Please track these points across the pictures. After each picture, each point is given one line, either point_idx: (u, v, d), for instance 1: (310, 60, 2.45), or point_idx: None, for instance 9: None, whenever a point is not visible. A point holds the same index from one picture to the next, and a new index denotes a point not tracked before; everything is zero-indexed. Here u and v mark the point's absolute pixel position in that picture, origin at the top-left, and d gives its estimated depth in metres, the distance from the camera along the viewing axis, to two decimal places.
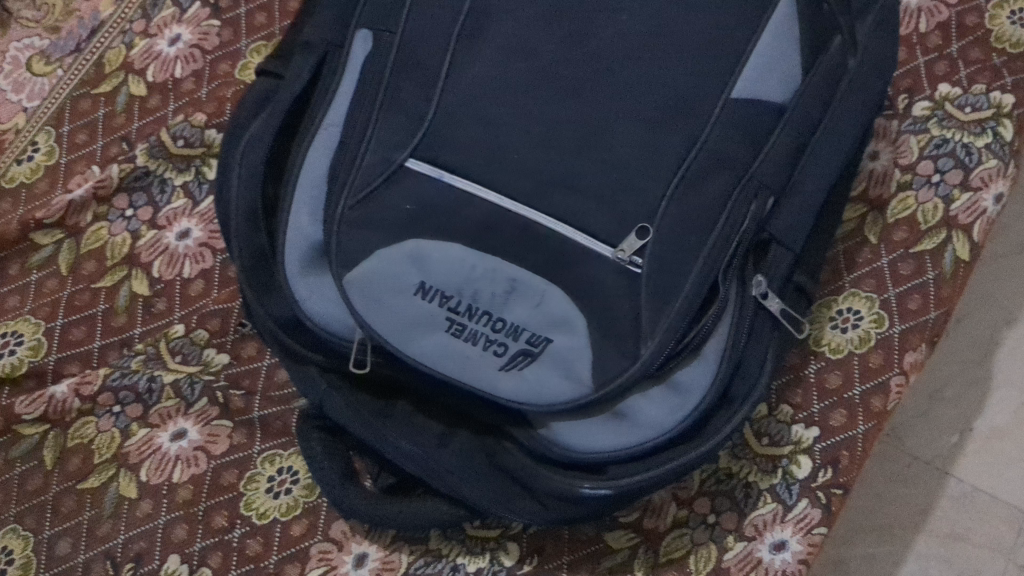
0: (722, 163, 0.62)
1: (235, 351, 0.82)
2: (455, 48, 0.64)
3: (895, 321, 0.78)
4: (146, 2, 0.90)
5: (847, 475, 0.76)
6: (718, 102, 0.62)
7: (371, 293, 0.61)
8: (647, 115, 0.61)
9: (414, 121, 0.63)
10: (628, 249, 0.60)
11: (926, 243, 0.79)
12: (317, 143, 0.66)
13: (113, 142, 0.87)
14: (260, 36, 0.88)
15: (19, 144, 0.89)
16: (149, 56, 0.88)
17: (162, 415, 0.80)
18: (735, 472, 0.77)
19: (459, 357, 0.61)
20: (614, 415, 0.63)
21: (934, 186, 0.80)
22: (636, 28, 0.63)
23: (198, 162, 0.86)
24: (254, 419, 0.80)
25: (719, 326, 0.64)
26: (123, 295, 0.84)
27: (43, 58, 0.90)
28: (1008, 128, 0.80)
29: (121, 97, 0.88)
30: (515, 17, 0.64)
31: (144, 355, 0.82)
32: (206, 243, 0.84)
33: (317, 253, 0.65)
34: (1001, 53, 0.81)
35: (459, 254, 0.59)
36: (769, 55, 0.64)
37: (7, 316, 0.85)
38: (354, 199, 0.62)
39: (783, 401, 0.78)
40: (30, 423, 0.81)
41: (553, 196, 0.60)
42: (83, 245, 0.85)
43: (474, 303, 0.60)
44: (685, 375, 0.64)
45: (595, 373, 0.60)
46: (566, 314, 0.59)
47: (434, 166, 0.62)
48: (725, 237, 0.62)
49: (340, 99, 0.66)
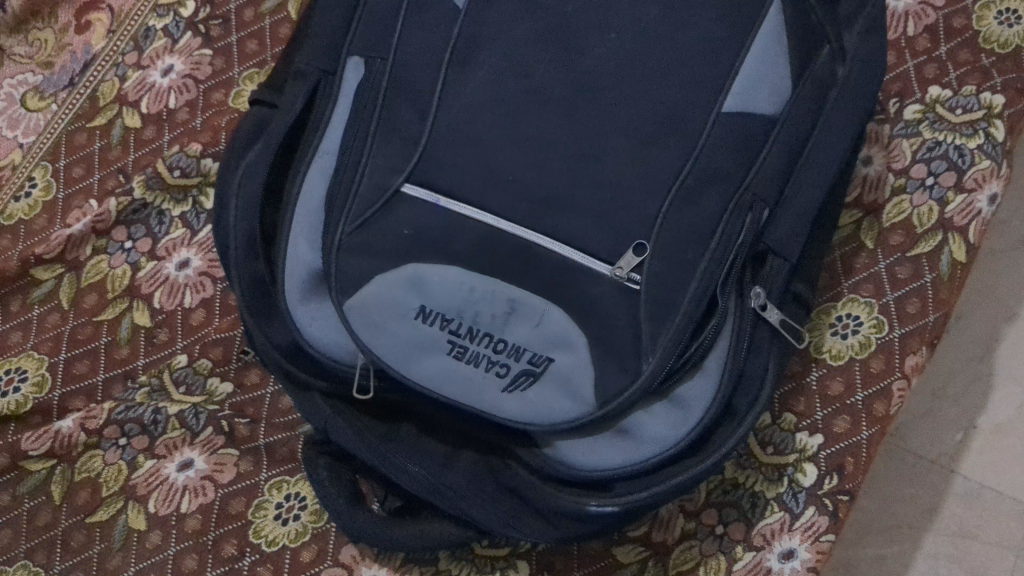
0: (716, 178, 0.63)
1: (238, 379, 0.82)
2: (446, 70, 0.64)
3: (894, 325, 0.78)
4: (137, 34, 0.90)
5: (852, 481, 0.76)
6: (710, 116, 0.63)
7: (373, 318, 0.62)
8: (640, 132, 0.62)
9: (408, 146, 0.63)
10: (625, 266, 0.60)
11: (922, 247, 0.79)
12: (313, 171, 0.66)
13: (109, 174, 0.87)
14: (252, 63, 0.88)
15: (16, 181, 0.89)
16: (143, 87, 0.89)
17: (169, 446, 0.80)
18: (741, 482, 0.77)
19: (462, 379, 0.62)
20: (618, 432, 0.64)
21: (928, 190, 0.80)
22: (626, 45, 0.63)
23: (195, 192, 0.86)
24: (259, 446, 0.80)
25: (720, 339, 0.64)
26: (125, 327, 0.84)
27: (38, 93, 0.90)
28: (999, 128, 0.80)
29: (116, 130, 0.88)
30: (505, 37, 0.64)
31: (148, 387, 0.83)
32: (206, 272, 0.85)
33: (317, 280, 0.65)
34: (989, 54, 0.82)
35: (458, 276, 0.60)
36: (760, 68, 0.64)
37: (11, 353, 0.85)
38: (352, 225, 0.63)
39: (786, 410, 0.78)
40: (37, 459, 0.81)
41: (549, 216, 0.61)
42: (83, 278, 0.86)
43: (475, 325, 0.61)
44: (687, 389, 0.64)
45: (597, 392, 0.61)
46: (566, 333, 0.60)
47: (430, 190, 0.62)
48: (722, 251, 0.63)
49: (334, 127, 0.66)
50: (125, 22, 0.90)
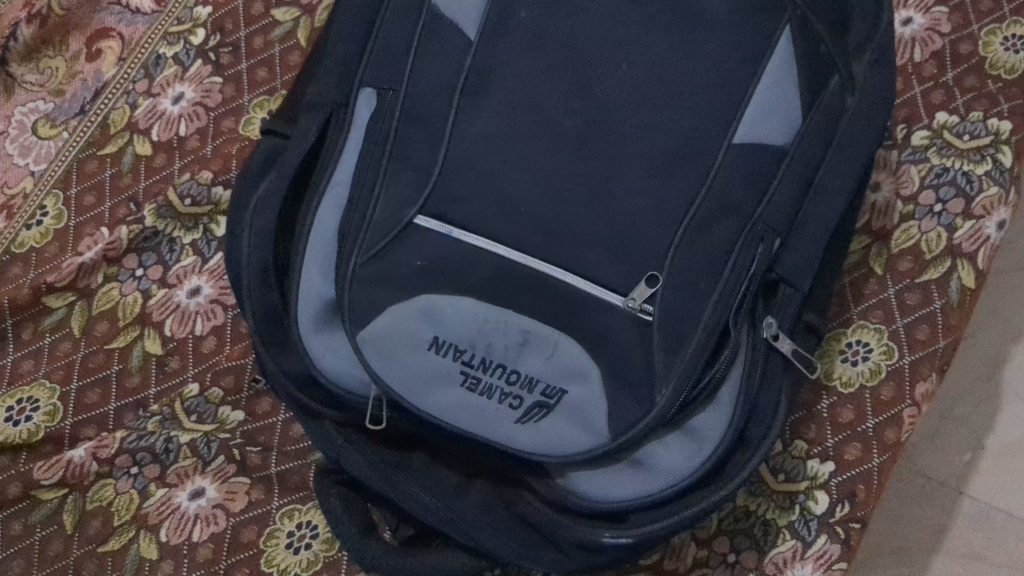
0: (726, 209, 0.63)
1: (250, 407, 0.82)
2: (459, 101, 0.64)
3: (904, 352, 0.78)
4: (148, 62, 0.90)
5: (864, 509, 0.76)
6: (721, 147, 0.63)
7: (385, 350, 0.62)
8: (651, 165, 0.62)
9: (422, 177, 0.63)
10: (639, 297, 0.61)
11: (931, 273, 0.79)
12: (326, 202, 0.66)
13: (120, 203, 0.88)
14: (262, 91, 0.89)
15: (27, 210, 0.89)
16: (154, 115, 0.89)
17: (180, 475, 0.81)
18: (753, 510, 0.77)
19: (475, 411, 0.62)
20: (633, 464, 0.64)
21: (937, 216, 0.80)
22: (637, 77, 0.63)
23: (206, 220, 0.87)
24: (271, 475, 0.80)
25: (733, 370, 0.64)
26: (137, 355, 0.85)
27: (49, 121, 0.90)
28: (1006, 154, 0.80)
29: (127, 158, 0.89)
30: (516, 68, 0.64)
31: (159, 416, 0.83)
32: (217, 300, 0.85)
33: (330, 311, 0.66)
34: (996, 80, 0.82)
35: (471, 307, 0.61)
36: (770, 99, 0.64)
37: (23, 381, 0.85)
38: (365, 256, 0.63)
39: (796, 437, 0.78)
40: (49, 488, 0.81)
41: (562, 246, 0.61)
42: (95, 307, 0.86)
43: (488, 356, 0.61)
44: (699, 420, 0.64)
45: (612, 424, 0.61)
46: (579, 364, 0.61)
47: (442, 221, 0.62)
48: (734, 282, 0.63)
49: (346, 158, 0.66)
50: (136, 49, 0.90)
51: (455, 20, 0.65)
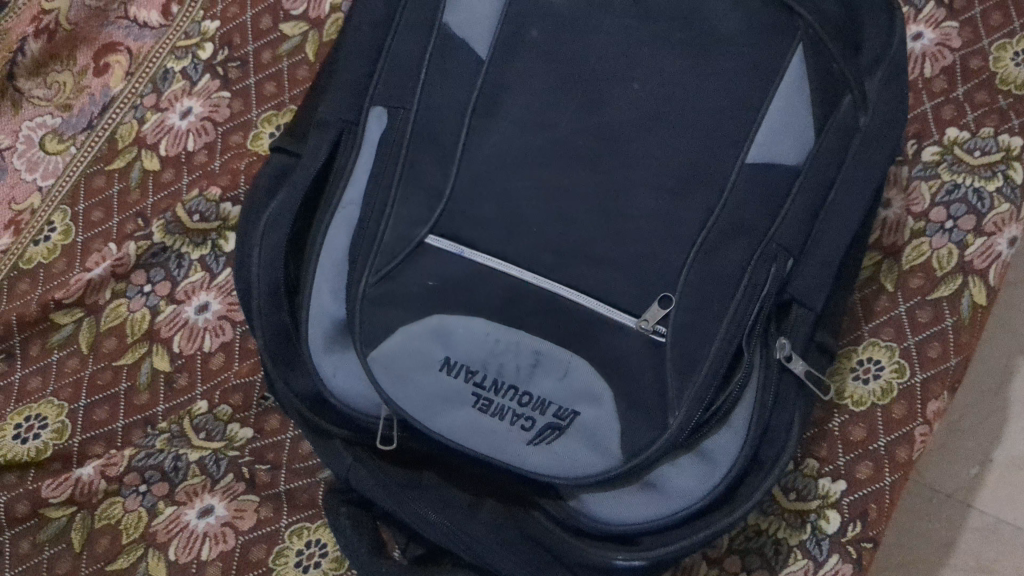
0: (739, 230, 0.63)
1: (258, 425, 0.83)
2: (470, 121, 0.63)
3: (916, 370, 0.78)
4: (156, 76, 0.90)
5: (876, 528, 0.76)
6: (733, 167, 0.63)
7: (396, 371, 0.62)
8: (664, 185, 0.62)
9: (433, 196, 0.63)
10: (651, 319, 0.60)
11: (943, 290, 0.79)
12: (336, 221, 0.65)
13: (128, 218, 0.87)
14: (271, 105, 0.89)
15: (34, 225, 0.89)
16: (162, 130, 0.89)
17: (189, 492, 0.81)
18: (764, 529, 0.77)
19: (487, 432, 0.62)
20: (644, 486, 0.64)
21: (948, 233, 0.80)
22: (648, 97, 0.63)
23: (214, 235, 0.86)
24: (280, 493, 0.81)
25: (746, 392, 0.64)
26: (145, 372, 0.84)
27: (56, 136, 0.90)
28: (1017, 170, 0.80)
29: (134, 173, 0.88)
30: (528, 88, 0.63)
31: (168, 433, 0.83)
32: (225, 316, 0.85)
33: (341, 331, 0.65)
34: (1007, 95, 0.82)
35: (482, 327, 0.60)
36: (783, 119, 0.64)
37: (31, 398, 0.85)
38: (375, 276, 0.62)
39: (808, 456, 0.78)
40: (57, 506, 0.81)
41: (574, 267, 0.61)
42: (103, 322, 0.86)
43: (500, 377, 0.61)
44: (712, 443, 0.64)
45: (624, 446, 0.62)
46: (591, 385, 0.61)
47: (454, 241, 0.62)
48: (746, 303, 0.63)
49: (357, 177, 0.66)
50: (144, 64, 0.90)
51: (467, 39, 0.65)
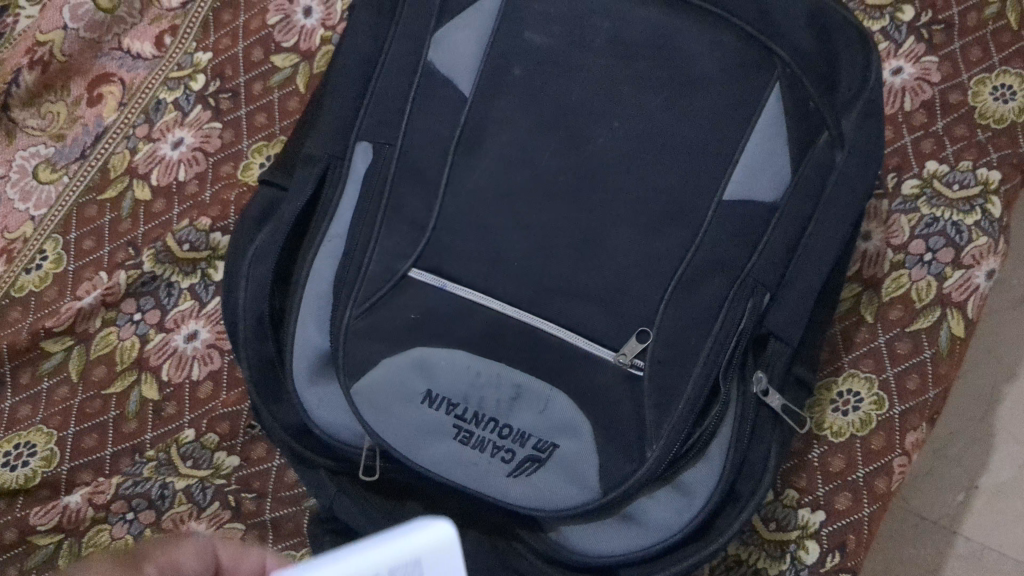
0: (717, 265, 0.64)
1: (245, 453, 0.84)
2: (452, 157, 0.65)
3: (894, 402, 0.79)
4: (149, 106, 0.91)
5: (854, 559, 0.77)
6: (712, 202, 0.63)
7: (379, 403, 0.63)
8: (641, 221, 0.63)
9: (416, 230, 0.64)
10: (629, 352, 0.62)
11: (921, 322, 0.80)
12: (321, 253, 0.66)
13: (119, 247, 0.88)
14: (261, 136, 0.90)
15: (26, 254, 0.90)
16: (153, 160, 0.90)
17: (176, 520, 0.83)
18: (743, 559, 0.79)
19: (468, 464, 0.64)
20: (623, 518, 0.66)
21: (926, 265, 0.81)
22: (629, 133, 0.64)
23: (204, 264, 0.88)
24: (264, 521, 0.83)
25: (723, 426, 0.65)
26: (133, 400, 0.86)
27: (49, 165, 0.91)
28: (995, 205, 0.81)
29: (126, 203, 0.90)
30: (510, 124, 0.64)
31: (155, 462, 0.84)
32: (214, 344, 0.86)
33: (324, 362, 0.66)
34: (985, 129, 0.83)
35: (464, 360, 0.62)
36: (761, 156, 0.64)
37: (19, 426, 0.86)
38: (359, 309, 0.64)
39: (787, 486, 0.79)
40: (44, 533, 0.83)
41: (554, 302, 0.63)
42: (93, 351, 0.87)
43: (480, 410, 0.63)
44: (689, 476, 0.65)
45: (602, 479, 0.63)
46: (569, 420, 0.62)
47: (437, 274, 0.64)
48: (724, 338, 0.63)
49: (343, 210, 0.66)
50: (137, 94, 0.91)
51: (449, 74, 0.66)
